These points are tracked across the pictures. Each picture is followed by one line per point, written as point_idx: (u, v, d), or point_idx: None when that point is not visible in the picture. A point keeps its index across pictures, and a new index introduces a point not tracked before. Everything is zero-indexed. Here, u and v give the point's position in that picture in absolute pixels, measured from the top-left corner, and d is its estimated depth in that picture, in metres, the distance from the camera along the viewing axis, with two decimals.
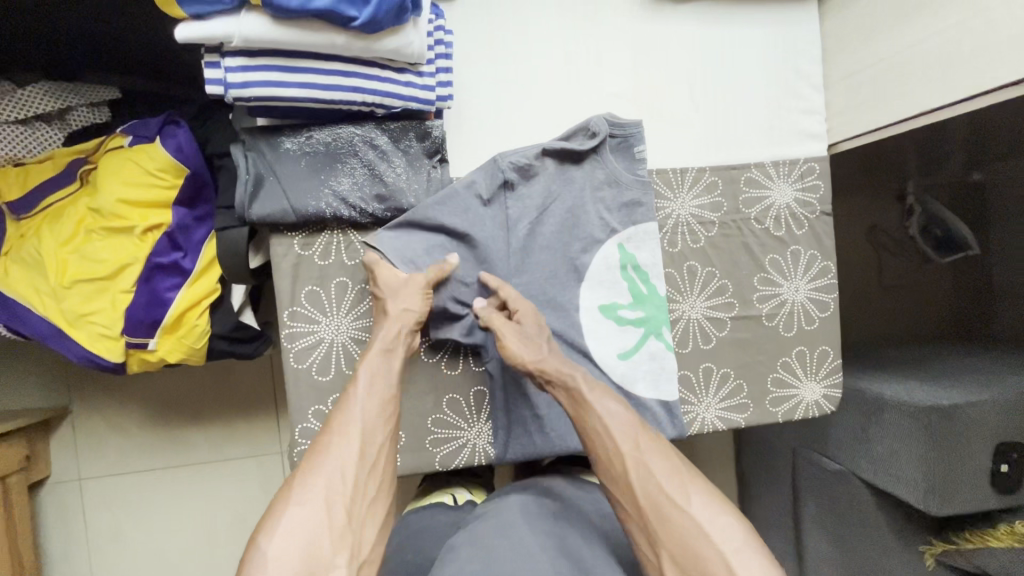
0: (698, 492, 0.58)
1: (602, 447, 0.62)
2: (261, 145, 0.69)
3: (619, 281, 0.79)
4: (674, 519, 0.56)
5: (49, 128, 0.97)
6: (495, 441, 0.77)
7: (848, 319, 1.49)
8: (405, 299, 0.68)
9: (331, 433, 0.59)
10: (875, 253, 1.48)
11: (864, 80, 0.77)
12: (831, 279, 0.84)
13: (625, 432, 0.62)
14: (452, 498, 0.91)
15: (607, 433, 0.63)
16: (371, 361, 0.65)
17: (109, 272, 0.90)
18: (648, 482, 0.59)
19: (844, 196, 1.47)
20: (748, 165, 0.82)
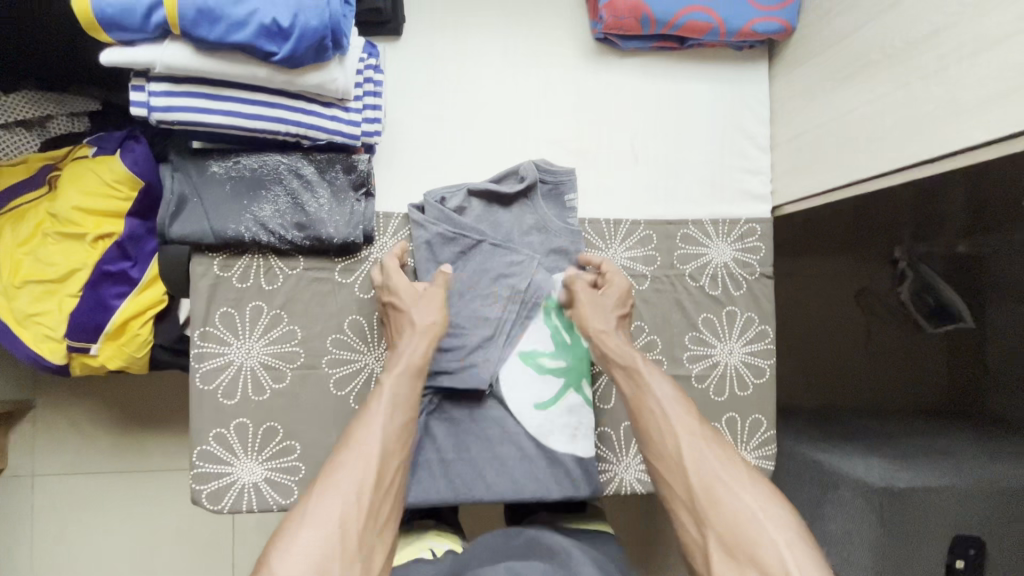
0: (747, 483, 0.59)
1: (657, 429, 0.63)
2: (188, 167, 0.70)
3: (542, 327, 0.76)
4: (726, 501, 0.57)
5: (27, 134, 1.01)
6: None
7: (831, 384, 1.40)
8: (430, 316, 0.70)
9: (349, 455, 0.61)
10: (863, 317, 1.39)
11: (802, 145, 0.75)
12: (768, 344, 0.81)
13: (679, 414, 0.64)
14: (431, 552, 0.73)
15: (662, 413, 0.64)
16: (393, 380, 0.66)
17: (58, 276, 0.93)
18: (703, 470, 0.60)
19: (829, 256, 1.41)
20: (686, 221, 0.80)
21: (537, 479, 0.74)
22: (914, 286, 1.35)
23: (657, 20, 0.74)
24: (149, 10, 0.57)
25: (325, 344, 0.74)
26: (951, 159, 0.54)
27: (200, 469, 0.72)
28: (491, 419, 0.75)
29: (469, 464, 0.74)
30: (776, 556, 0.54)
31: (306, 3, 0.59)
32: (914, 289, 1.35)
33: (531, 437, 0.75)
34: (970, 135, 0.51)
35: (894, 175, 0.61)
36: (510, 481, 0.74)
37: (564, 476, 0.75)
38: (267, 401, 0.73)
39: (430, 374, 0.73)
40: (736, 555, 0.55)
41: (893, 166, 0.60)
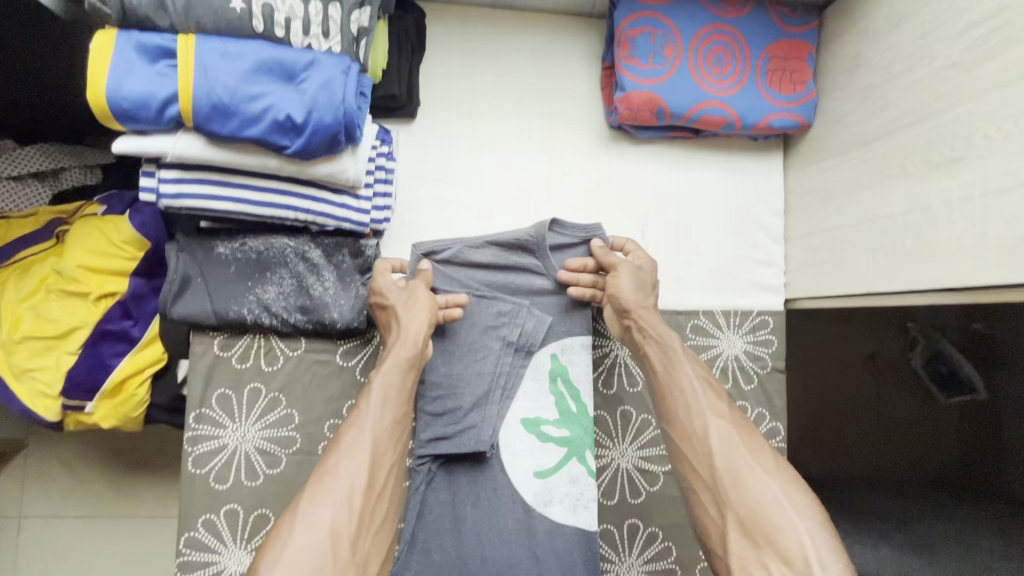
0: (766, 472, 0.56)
1: (685, 406, 0.62)
2: (194, 247, 0.69)
3: (547, 392, 0.72)
4: (751, 485, 0.56)
5: (39, 185, 1.02)
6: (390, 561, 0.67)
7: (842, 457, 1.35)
8: (417, 310, 0.65)
9: (339, 455, 0.56)
10: (874, 382, 1.35)
11: (817, 243, 0.74)
12: (779, 441, 0.78)
13: (707, 399, 0.62)
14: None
15: (691, 396, 0.62)
16: (384, 377, 0.61)
17: (58, 332, 0.92)
18: (728, 454, 0.58)
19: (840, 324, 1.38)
20: (696, 312, 0.78)
21: (535, 560, 0.67)
22: (926, 353, 1.29)
23: (673, 113, 0.73)
24: (164, 104, 0.57)
25: (323, 429, 0.72)
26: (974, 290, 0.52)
27: (186, 558, 0.69)
28: (488, 492, 0.69)
29: (462, 539, 0.67)
30: (795, 542, 0.52)
31: (321, 100, 0.59)
32: (926, 356, 1.29)
33: (526, 508, 0.69)
34: (996, 272, 0.50)
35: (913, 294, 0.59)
36: (507, 562, 0.67)
37: (564, 557, 0.68)
38: (260, 486, 0.71)
39: (427, 440, 0.68)
40: (754, 537, 0.53)
41: (913, 284, 0.58)
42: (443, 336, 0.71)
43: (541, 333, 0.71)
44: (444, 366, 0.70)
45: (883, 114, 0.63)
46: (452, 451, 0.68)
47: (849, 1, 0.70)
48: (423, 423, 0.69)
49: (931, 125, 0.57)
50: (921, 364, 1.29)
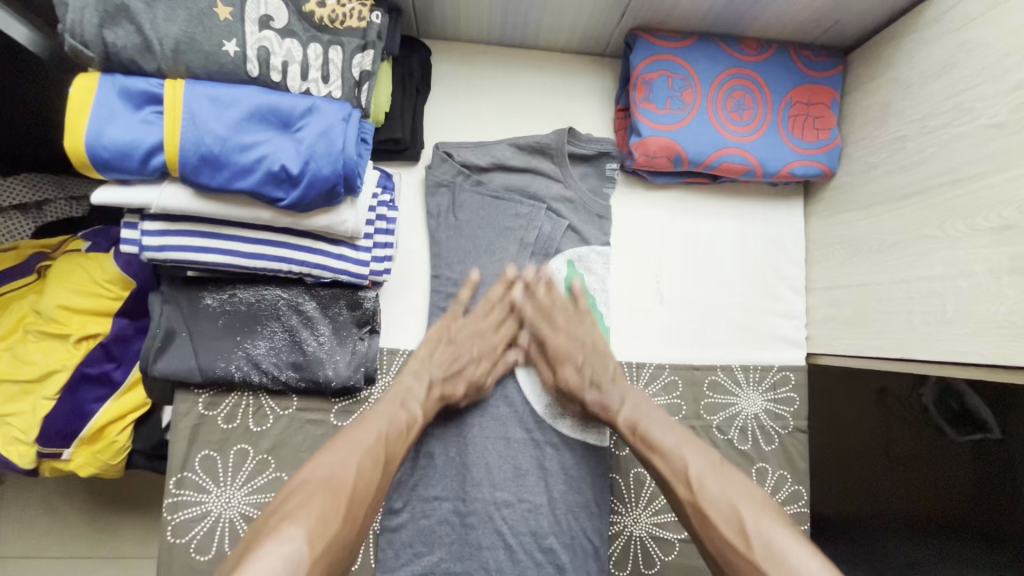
0: (765, 516, 0.53)
1: (675, 469, 0.59)
2: (179, 298, 0.65)
3: (562, 299, 0.72)
4: (772, 552, 0.49)
5: (21, 218, 0.96)
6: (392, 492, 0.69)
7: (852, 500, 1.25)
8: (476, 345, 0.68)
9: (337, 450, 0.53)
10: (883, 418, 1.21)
11: (843, 298, 0.70)
12: (801, 506, 0.73)
13: (700, 460, 0.59)
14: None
15: (675, 454, 0.60)
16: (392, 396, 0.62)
17: (35, 376, 0.87)
18: (718, 504, 0.55)
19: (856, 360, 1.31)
20: (713, 367, 0.74)
21: (541, 474, 0.70)
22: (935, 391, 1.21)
23: (691, 159, 0.69)
24: (149, 155, 0.53)
25: None
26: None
27: None
28: (497, 399, 0.70)
29: (469, 448, 0.69)
30: None
31: (319, 150, 0.55)
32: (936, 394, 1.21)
33: (538, 419, 0.70)
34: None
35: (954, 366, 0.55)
36: (513, 471, 0.69)
37: (571, 478, 0.70)
38: None
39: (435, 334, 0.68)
40: None
41: (956, 355, 0.54)
42: (458, 231, 0.71)
43: (557, 237, 0.72)
44: (459, 267, 0.71)
45: (917, 169, 0.60)
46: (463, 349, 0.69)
47: (877, 48, 0.67)
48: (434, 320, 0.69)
49: (974, 187, 0.53)
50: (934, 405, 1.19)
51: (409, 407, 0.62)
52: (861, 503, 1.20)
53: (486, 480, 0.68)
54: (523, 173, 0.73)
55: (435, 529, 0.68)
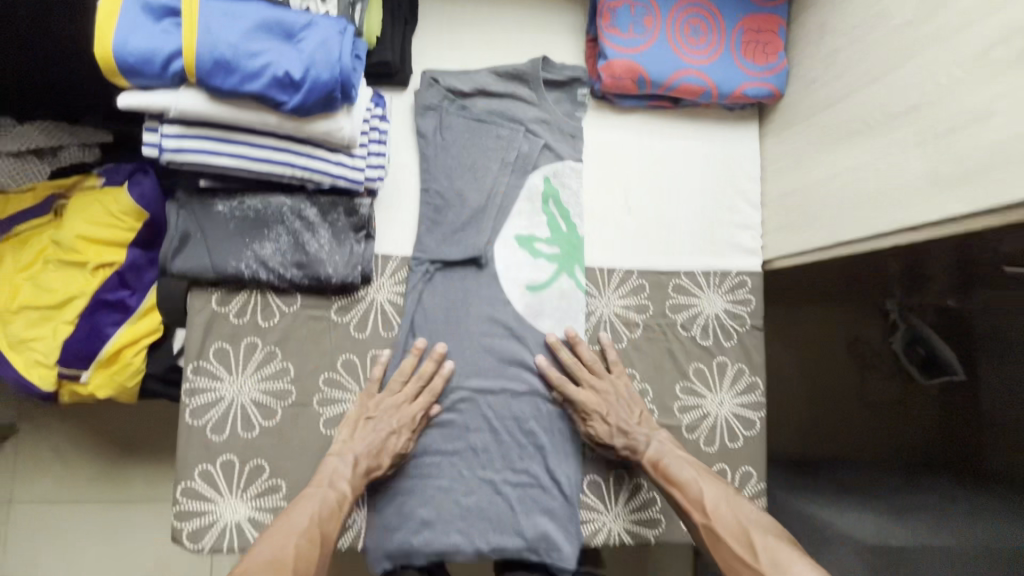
0: (768, 533, 0.67)
1: (691, 496, 0.71)
2: (194, 204, 0.72)
3: (540, 212, 0.79)
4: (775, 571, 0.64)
5: (39, 163, 1.03)
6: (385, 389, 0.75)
7: (827, 442, 1.37)
8: (395, 416, 0.72)
9: (275, 532, 0.63)
10: (856, 367, 1.39)
11: (791, 204, 0.78)
12: (758, 396, 0.82)
13: (711, 490, 0.71)
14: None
15: (692, 483, 0.72)
16: (326, 464, 0.69)
17: (56, 302, 0.94)
18: (728, 526, 0.69)
19: (828, 306, 1.40)
20: (677, 272, 0.82)
21: (523, 365, 0.77)
22: (905, 339, 1.35)
23: (653, 81, 0.77)
24: (169, 60, 0.60)
25: (317, 382, 0.74)
26: (926, 227, 0.56)
27: (182, 506, 0.71)
28: (482, 300, 0.77)
29: (457, 340, 0.76)
30: None
31: (318, 58, 0.62)
32: (905, 341, 1.35)
33: (518, 318, 0.78)
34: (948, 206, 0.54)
35: (873, 239, 0.64)
36: (498, 362, 0.77)
37: (550, 369, 0.77)
38: (256, 437, 0.73)
39: (427, 240, 0.76)
40: None
41: (876, 229, 0.62)
42: (445, 151, 0.78)
43: (535, 155, 0.79)
44: (446, 181, 0.77)
45: (847, 76, 0.68)
46: (451, 254, 0.76)
47: None
48: (425, 229, 0.77)
49: (889, 80, 0.61)
50: (901, 350, 1.35)
51: (337, 487, 0.68)
52: (830, 443, 1.37)
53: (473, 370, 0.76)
54: (504, 98, 0.80)
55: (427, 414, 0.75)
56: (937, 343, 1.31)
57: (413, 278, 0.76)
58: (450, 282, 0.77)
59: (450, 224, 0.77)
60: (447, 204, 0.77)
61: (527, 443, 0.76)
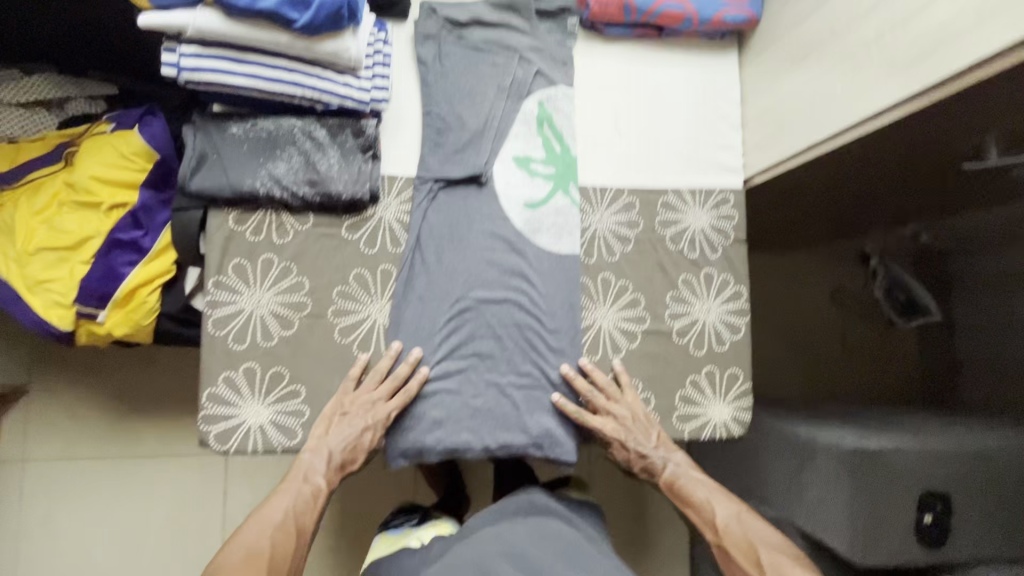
0: (775, 551, 0.75)
1: (703, 514, 0.79)
2: (209, 128, 0.76)
3: (535, 135, 0.84)
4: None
5: (47, 114, 1.06)
6: (394, 303, 0.80)
7: (809, 380, 1.44)
8: (371, 416, 0.76)
9: (251, 521, 0.70)
10: (839, 313, 1.46)
11: (770, 121, 0.84)
12: (742, 303, 0.88)
13: (721, 509, 0.79)
14: (419, 542, 0.89)
15: (703, 502, 0.80)
16: (301, 460, 0.75)
17: (72, 243, 0.97)
18: (738, 544, 0.77)
19: (810, 251, 1.45)
20: (666, 190, 0.87)
21: (523, 276, 0.82)
22: (885, 283, 1.42)
23: (638, 8, 0.82)
24: None
25: (331, 295, 0.79)
26: (901, 103, 0.64)
27: (209, 411, 0.76)
28: (483, 217, 0.82)
29: (460, 254, 0.81)
30: None
31: None
32: (885, 286, 1.42)
33: (518, 232, 0.83)
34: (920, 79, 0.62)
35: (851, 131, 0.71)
36: (501, 275, 0.82)
37: (549, 280, 0.83)
38: (275, 346, 0.78)
39: (431, 160, 0.81)
40: None
41: (854, 119, 0.70)
42: (444, 76, 0.83)
43: (529, 80, 0.84)
44: (446, 105, 0.82)
45: None
46: (453, 172, 0.81)
47: None
48: (427, 150, 0.82)
49: None
50: (881, 294, 1.42)
51: (312, 481, 0.74)
52: (812, 384, 1.44)
53: (478, 282, 0.81)
54: (498, 28, 0.85)
55: (435, 326, 0.80)
56: (916, 288, 1.39)
57: (418, 195, 0.81)
58: (451, 199, 0.82)
59: (451, 143, 0.82)
60: (447, 127, 0.82)
61: (528, 352, 0.82)
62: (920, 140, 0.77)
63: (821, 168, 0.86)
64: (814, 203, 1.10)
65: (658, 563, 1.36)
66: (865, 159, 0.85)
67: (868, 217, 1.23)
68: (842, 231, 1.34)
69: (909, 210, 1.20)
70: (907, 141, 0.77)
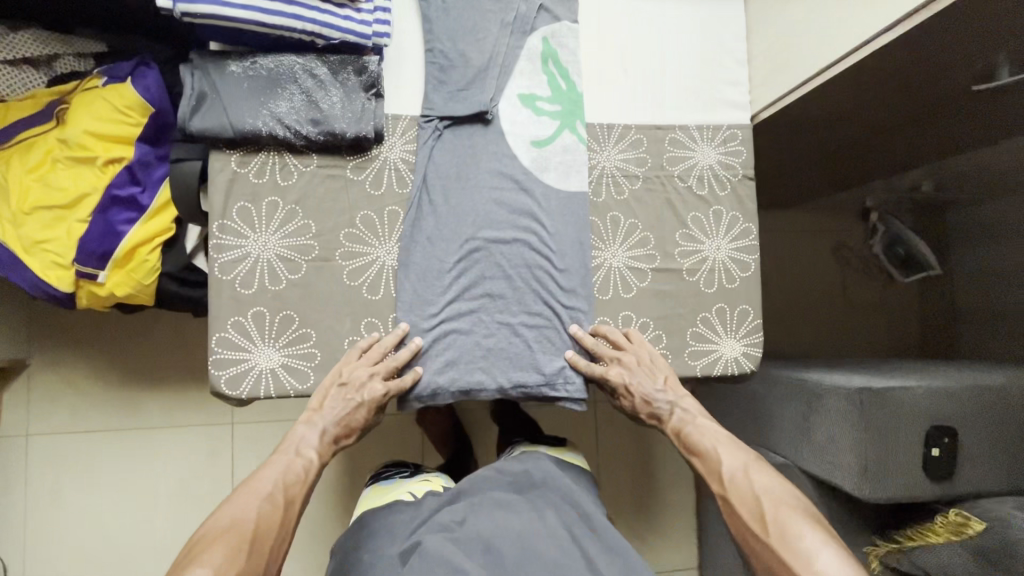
0: (784, 505, 0.67)
1: (710, 467, 0.74)
2: (208, 66, 0.74)
3: (540, 72, 0.83)
4: (790, 533, 0.64)
5: (34, 73, 1.03)
6: (402, 246, 0.79)
7: (809, 336, 1.45)
8: (368, 384, 0.75)
9: (240, 490, 0.66)
10: (839, 268, 1.46)
11: (778, 53, 0.83)
12: (751, 240, 0.87)
13: (729, 459, 0.74)
14: (410, 494, 0.87)
15: (710, 453, 0.75)
16: (296, 432, 0.73)
17: (69, 201, 0.94)
18: (743, 497, 0.70)
19: (812, 206, 1.45)
20: (673, 127, 0.87)
21: (533, 216, 0.81)
22: (885, 239, 1.42)
23: None
24: None
25: (338, 238, 0.78)
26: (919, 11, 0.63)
27: (218, 356, 0.75)
28: (490, 156, 0.81)
29: (469, 194, 0.81)
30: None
31: None
32: (885, 241, 1.42)
33: (526, 171, 0.82)
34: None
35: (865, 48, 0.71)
36: (509, 214, 0.81)
37: (558, 218, 0.82)
38: (283, 290, 0.77)
39: (435, 98, 0.80)
40: None
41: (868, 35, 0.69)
42: (446, 12, 0.81)
43: (532, 15, 0.83)
44: (450, 42, 0.80)
45: None
46: (458, 110, 0.80)
47: None
48: (431, 88, 0.80)
49: None
50: (882, 250, 1.43)
51: (303, 453, 0.72)
52: (816, 339, 1.45)
53: (487, 222, 0.80)
54: None
55: (446, 267, 0.79)
56: (914, 241, 1.38)
57: (424, 134, 0.80)
58: (457, 138, 0.81)
59: (455, 81, 0.80)
60: (451, 64, 0.80)
61: (539, 291, 0.81)
62: (930, 62, 0.77)
63: (830, 100, 0.85)
64: (818, 148, 1.10)
65: (666, 517, 1.37)
66: (872, 88, 0.84)
67: (870, 166, 1.23)
68: (844, 184, 1.33)
69: (912, 157, 1.19)
70: (915, 65, 0.77)
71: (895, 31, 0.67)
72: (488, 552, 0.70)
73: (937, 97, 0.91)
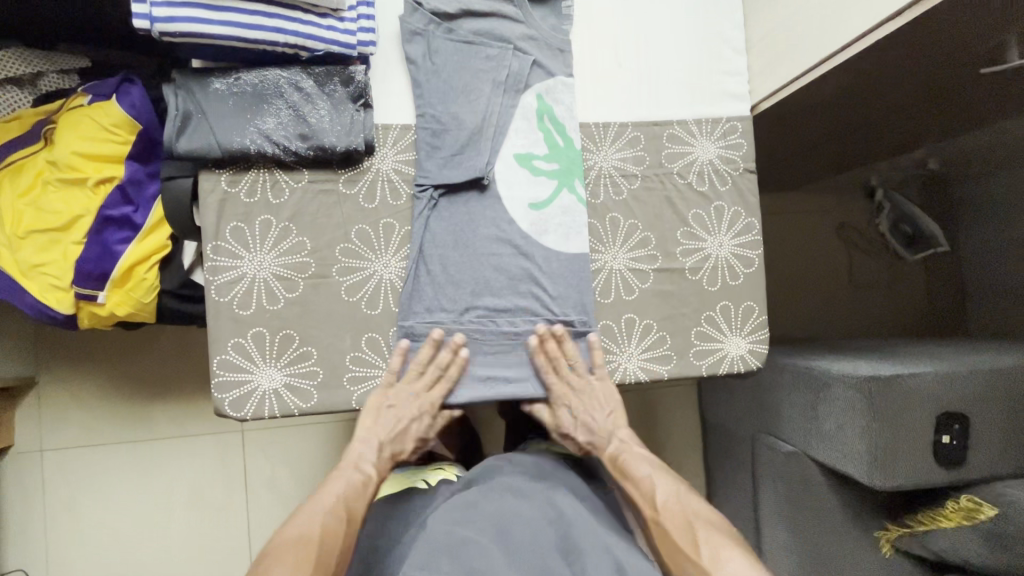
0: (696, 533, 0.72)
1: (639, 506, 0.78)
2: (191, 85, 0.73)
3: (536, 130, 0.81)
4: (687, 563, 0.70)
5: (19, 91, 1.00)
6: (400, 307, 0.78)
7: (814, 320, 1.43)
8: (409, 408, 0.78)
9: (316, 503, 0.72)
10: (844, 248, 1.44)
11: (777, 39, 0.81)
12: (755, 235, 0.86)
13: (651, 491, 0.78)
14: (425, 483, 0.87)
15: (638, 493, 0.78)
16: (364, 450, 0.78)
17: (62, 223, 0.93)
18: (664, 530, 0.74)
19: (815, 190, 1.42)
20: (671, 123, 0.84)
21: (534, 280, 0.80)
22: (891, 217, 1.38)
23: None
24: None
25: (335, 254, 0.77)
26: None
27: (220, 379, 0.75)
28: (487, 221, 0.80)
29: (468, 262, 0.79)
30: None
31: None
32: (891, 220, 1.38)
33: (524, 235, 0.80)
34: None
35: (869, 37, 0.68)
36: (508, 277, 0.80)
37: (560, 281, 0.80)
38: (282, 309, 0.76)
39: (423, 109, 0.78)
40: None
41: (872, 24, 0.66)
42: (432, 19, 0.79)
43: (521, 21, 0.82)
44: (437, 49, 0.79)
45: None
46: (450, 117, 0.78)
47: None
48: (421, 101, 0.78)
49: None
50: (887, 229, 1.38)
51: (364, 469, 0.77)
52: (824, 324, 1.43)
53: (488, 289, 0.79)
54: None
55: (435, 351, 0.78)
56: (920, 215, 1.34)
57: (419, 206, 0.78)
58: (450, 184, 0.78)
59: (445, 92, 0.78)
60: (438, 75, 0.78)
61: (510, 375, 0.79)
62: (934, 46, 0.74)
63: (832, 87, 0.83)
64: (823, 131, 1.07)
65: None
66: (877, 73, 0.81)
67: (875, 148, 1.20)
68: (848, 166, 1.29)
69: (916, 138, 1.16)
70: (921, 48, 0.74)
71: (900, 20, 0.65)
72: (503, 534, 0.71)
73: (943, 79, 0.88)
